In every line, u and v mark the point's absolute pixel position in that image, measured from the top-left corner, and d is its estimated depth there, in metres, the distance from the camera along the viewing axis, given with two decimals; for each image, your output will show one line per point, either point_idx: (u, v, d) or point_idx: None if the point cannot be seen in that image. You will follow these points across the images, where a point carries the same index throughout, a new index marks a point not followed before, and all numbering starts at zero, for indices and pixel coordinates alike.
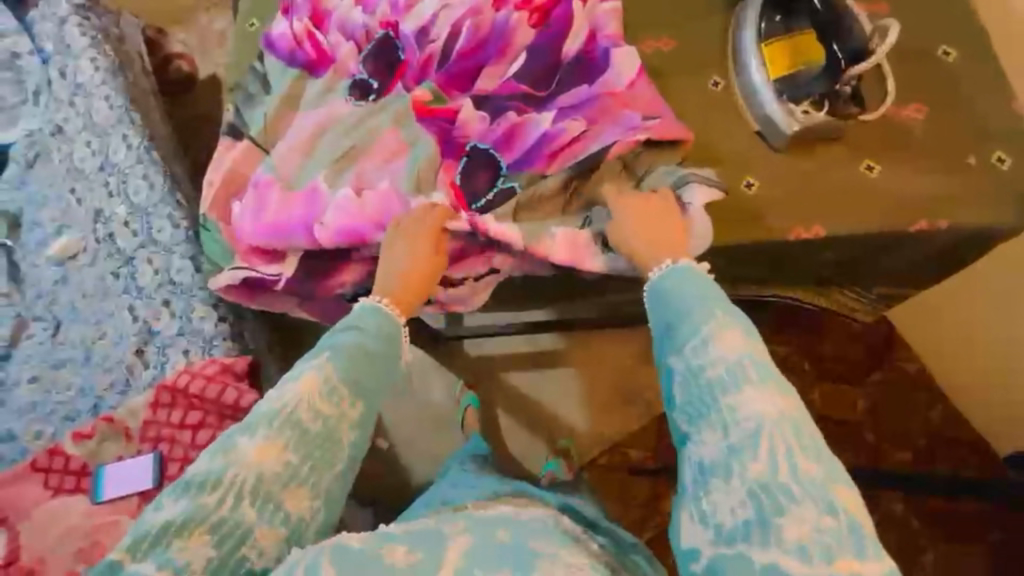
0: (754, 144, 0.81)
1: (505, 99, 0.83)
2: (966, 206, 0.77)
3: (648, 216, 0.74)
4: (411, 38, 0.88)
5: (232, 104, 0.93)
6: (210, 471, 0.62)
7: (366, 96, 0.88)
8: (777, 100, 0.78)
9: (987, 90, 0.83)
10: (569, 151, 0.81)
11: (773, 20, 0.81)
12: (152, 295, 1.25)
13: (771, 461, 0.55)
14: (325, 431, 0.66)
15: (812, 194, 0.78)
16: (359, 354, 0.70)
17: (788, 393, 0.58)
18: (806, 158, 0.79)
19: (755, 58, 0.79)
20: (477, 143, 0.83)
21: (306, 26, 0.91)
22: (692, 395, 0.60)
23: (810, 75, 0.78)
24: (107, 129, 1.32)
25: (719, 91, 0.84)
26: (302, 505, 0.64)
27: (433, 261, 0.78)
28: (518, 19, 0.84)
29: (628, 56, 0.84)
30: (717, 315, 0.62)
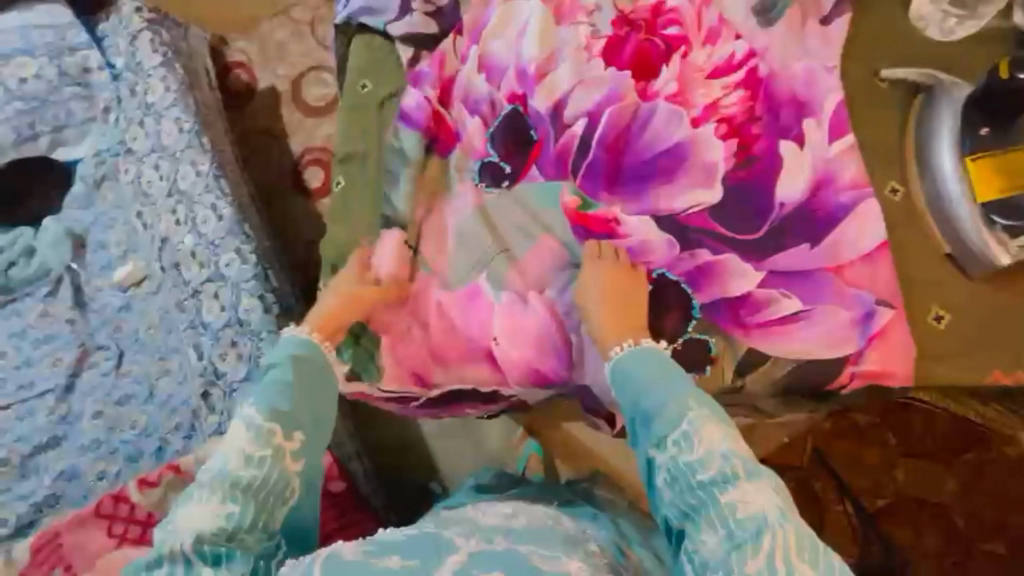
0: (944, 269, 0.71)
1: (653, 197, 0.77)
2: None
3: (616, 295, 0.74)
4: (544, 116, 0.81)
5: (342, 176, 0.89)
6: (157, 546, 0.62)
7: (498, 181, 0.83)
8: (985, 225, 0.69)
9: None
10: (751, 270, 0.73)
11: (978, 133, 0.70)
12: (218, 333, 1.20)
13: (771, 564, 0.55)
14: (263, 474, 0.66)
15: (997, 334, 0.69)
16: (274, 391, 0.71)
17: (781, 491, 0.59)
18: (1003, 290, 0.70)
19: (953, 174, 0.70)
20: (664, 271, 0.75)
21: (434, 98, 0.87)
22: (686, 493, 0.62)
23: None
24: (177, 153, 1.26)
25: (899, 200, 0.73)
26: (257, 546, 0.64)
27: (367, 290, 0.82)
28: (675, 112, 0.78)
29: (801, 159, 0.74)
30: (698, 408, 0.64)
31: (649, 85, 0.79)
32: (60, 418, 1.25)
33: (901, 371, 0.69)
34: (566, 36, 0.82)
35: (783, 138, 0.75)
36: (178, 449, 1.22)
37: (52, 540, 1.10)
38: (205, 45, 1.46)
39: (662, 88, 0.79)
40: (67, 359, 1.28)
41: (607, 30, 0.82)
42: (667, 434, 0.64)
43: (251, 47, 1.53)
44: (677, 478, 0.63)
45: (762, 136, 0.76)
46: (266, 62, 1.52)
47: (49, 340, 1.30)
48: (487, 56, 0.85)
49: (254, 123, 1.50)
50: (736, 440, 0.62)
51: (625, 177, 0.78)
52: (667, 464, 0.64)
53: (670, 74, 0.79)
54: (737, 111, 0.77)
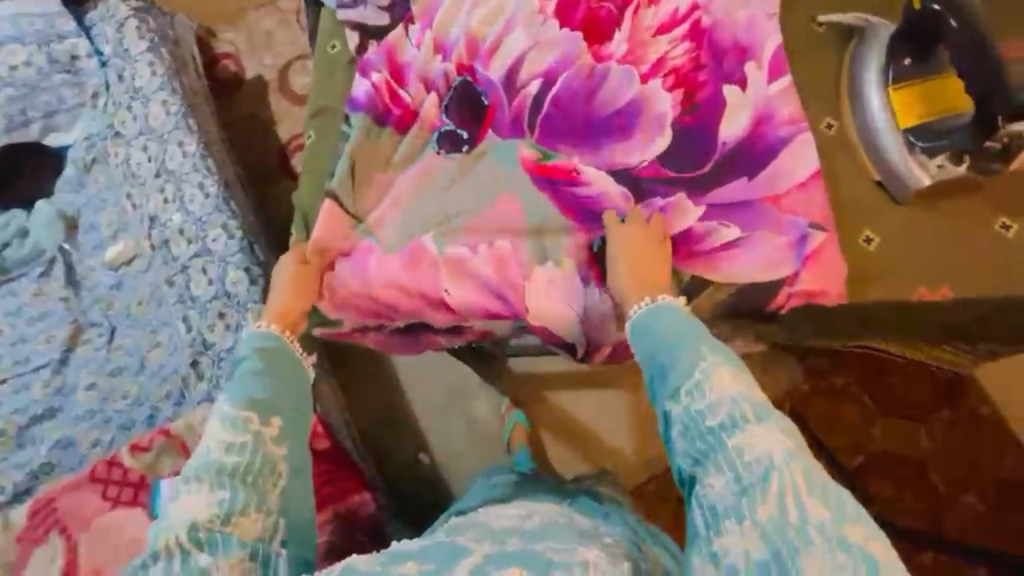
0: (873, 195, 0.75)
1: (609, 150, 0.81)
2: None
3: (637, 254, 0.76)
4: (497, 83, 0.85)
5: (312, 131, 0.93)
6: (150, 547, 0.66)
7: (458, 147, 0.86)
8: (906, 150, 0.73)
9: None
10: (693, 207, 0.77)
11: (901, 64, 0.75)
12: (206, 305, 1.25)
13: (779, 501, 0.58)
14: (246, 459, 0.70)
15: (935, 252, 0.72)
16: (252, 378, 0.75)
17: (791, 434, 0.62)
18: (927, 215, 0.73)
19: (879, 105, 0.75)
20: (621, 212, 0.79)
21: (385, 78, 0.89)
22: (697, 439, 0.65)
23: (950, 125, 0.72)
24: (165, 134, 1.32)
25: (835, 133, 0.77)
26: (254, 527, 0.68)
27: (309, 274, 0.86)
28: (627, 69, 0.82)
29: (742, 101, 0.79)
30: (709, 357, 0.67)
31: (603, 47, 0.83)
32: (53, 390, 1.29)
33: (834, 291, 0.73)
34: (519, 3, 0.86)
35: (726, 84, 0.80)
36: (167, 416, 1.27)
37: (49, 504, 1.14)
38: (192, 33, 1.51)
39: (615, 49, 0.83)
40: (60, 336, 1.32)
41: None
42: (680, 384, 0.67)
43: (238, 37, 1.59)
44: (689, 426, 0.66)
45: (707, 84, 0.80)
46: (253, 51, 1.59)
47: (42, 318, 1.34)
48: (442, 39, 0.88)
49: (242, 109, 1.56)
50: (748, 386, 0.65)
51: (581, 132, 0.82)
52: (680, 414, 0.67)
53: (622, 34, 0.83)
54: (684, 66, 0.81)
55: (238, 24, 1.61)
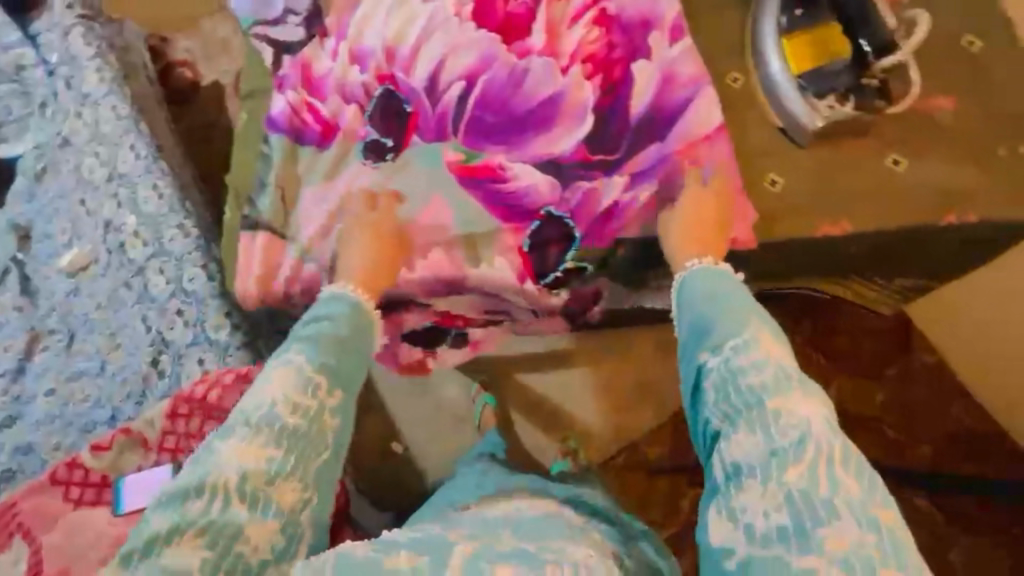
0: (774, 140, 0.80)
1: (533, 143, 0.84)
2: (972, 189, 0.75)
3: (699, 221, 0.79)
4: (420, 88, 0.87)
5: (244, 114, 0.93)
6: (195, 478, 0.65)
7: (382, 155, 0.87)
8: (800, 95, 0.77)
9: (1015, 79, 0.79)
10: (618, 183, 0.82)
11: (793, 13, 0.78)
12: (165, 305, 1.29)
13: (811, 467, 0.60)
14: (304, 425, 0.71)
15: (833, 191, 0.77)
16: (330, 344, 0.76)
17: (829, 411, 0.64)
18: (823, 155, 0.78)
19: (775, 56, 0.78)
20: (551, 208, 0.83)
21: (301, 95, 0.90)
22: (734, 396, 0.67)
23: (838, 68, 0.76)
24: (116, 140, 1.33)
25: (739, 87, 0.83)
26: (293, 495, 0.68)
27: (388, 227, 0.86)
28: (547, 64, 0.85)
29: (651, 68, 0.83)
30: (759, 324, 0.70)
31: (522, 43, 0.86)
32: (12, 399, 1.26)
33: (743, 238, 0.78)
34: (437, 10, 0.89)
35: (639, 57, 0.84)
36: (128, 415, 1.27)
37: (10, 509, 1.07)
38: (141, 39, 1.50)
39: (535, 44, 0.86)
40: (18, 344, 1.29)
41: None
42: (724, 340, 0.70)
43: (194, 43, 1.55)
44: (727, 381, 0.68)
45: (621, 61, 0.84)
46: (209, 60, 1.53)
47: None
48: (357, 48, 0.90)
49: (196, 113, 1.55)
50: (793, 361, 0.68)
51: (505, 129, 0.84)
52: (719, 368, 0.69)
53: (539, 26, 0.86)
54: (599, 50, 0.84)
55: (191, 31, 1.58)
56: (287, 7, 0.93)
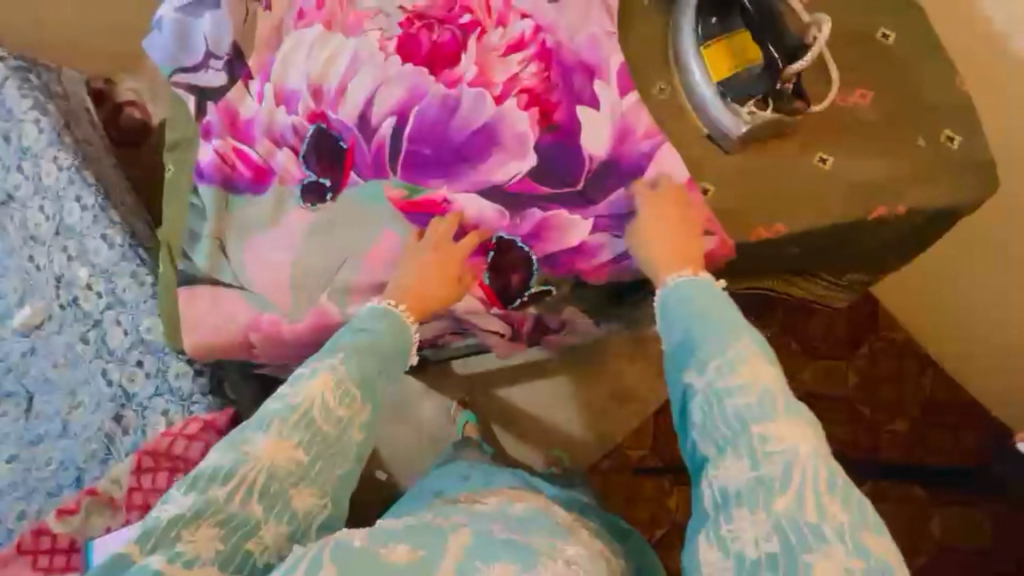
0: (703, 149, 0.80)
1: (472, 173, 0.83)
2: (896, 181, 0.76)
3: (683, 249, 0.77)
4: (352, 125, 0.86)
5: (172, 165, 0.91)
6: (226, 464, 0.69)
7: (322, 198, 0.86)
8: (723, 103, 0.78)
9: (930, 69, 0.80)
10: (577, 219, 0.81)
11: (709, 22, 0.80)
12: (125, 356, 1.23)
13: (798, 494, 0.62)
14: (337, 432, 0.74)
15: (772, 196, 0.78)
16: (371, 352, 0.80)
17: (816, 435, 0.66)
18: (752, 159, 0.79)
19: (696, 65, 0.79)
20: (503, 234, 0.83)
21: (229, 141, 0.88)
22: (721, 420, 0.67)
23: (753, 74, 0.79)
24: (60, 192, 1.29)
25: (666, 96, 0.82)
26: (311, 499, 0.73)
27: (451, 260, 0.84)
28: (478, 92, 0.84)
29: (580, 87, 0.83)
30: (747, 346, 0.70)
31: (450, 71, 0.85)
32: None
33: (720, 251, 0.79)
34: (362, 44, 0.88)
35: (571, 78, 0.83)
36: (94, 476, 1.19)
37: None
38: (83, 87, 1.46)
39: (463, 71, 0.85)
40: None
41: (396, 29, 0.88)
42: (711, 361, 0.69)
43: (140, 83, 1.54)
44: (713, 404, 0.68)
45: (551, 82, 0.83)
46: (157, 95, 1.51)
47: None
48: (283, 88, 0.89)
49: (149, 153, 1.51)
50: (782, 382, 0.69)
51: (446, 161, 0.84)
52: (703, 387, 0.69)
53: (465, 54, 0.86)
54: (529, 74, 0.84)
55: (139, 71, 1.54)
56: (209, 52, 0.90)
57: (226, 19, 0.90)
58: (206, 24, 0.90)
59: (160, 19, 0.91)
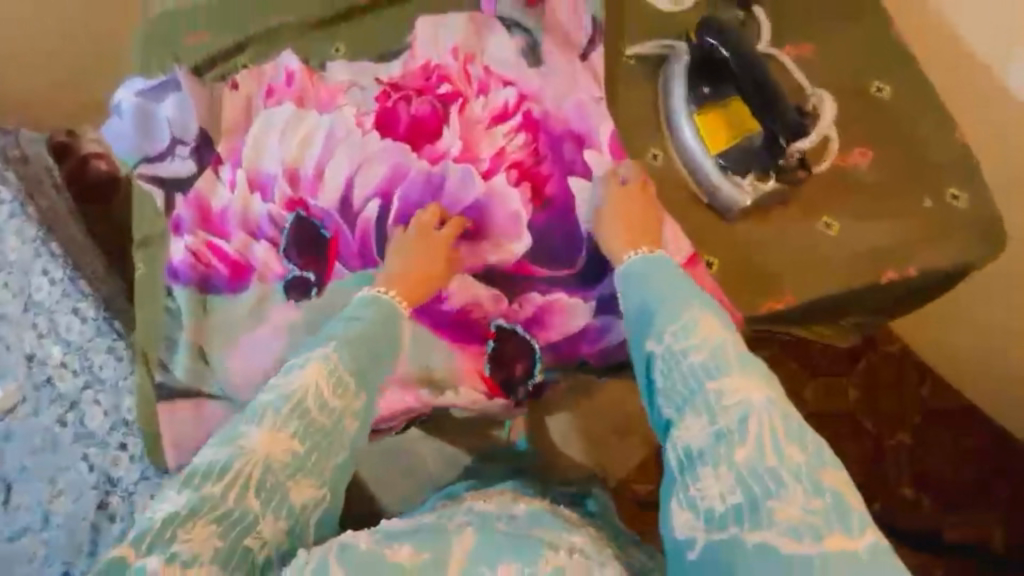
0: (706, 220, 0.77)
1: (466, 256, 0.80)
2: (905, 243, 0.74)
3: (632, 213, 0.75)
4: (334, 212, 0.82)
5: (141, 265, 0.86)
6: (220, 460, 0.58)
7: (307, 293, 0.82)
8: (722, 174, 0.75)
9: (933, 122, 0.77)
10: (578, 302, 0.80)
11: (701, 91, 0.78)
12: (107, 439, 1.16)
13: (756, 444, 0.57)
14: (332, 421, 0.63)
15: (780, 266, 0.75)
16: (362, 342, 0.68)
17: (770, 382, 0.61)
18: (757, 228, 0.76)
19: (691, 133, 0.77)
20: (501, 321, 0.80)
21: (202, 237, 0.83)
22: (678, 380, 0.63)
23: (754, 144, 0.75)
24: (25, 267, 1.21)
25: (661, 165, 0.79)
26: (310, 491, 0.61)
27: (435, 243, 0.77)
28: (466, 168, 0.80)
29: (569, 158, 0.80)
30: (696, 304, 0.65)
31: (434, 148, 0.81)
32: None
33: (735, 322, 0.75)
34: (336, 121, 0.84)
35: (560, 149, 0.80)
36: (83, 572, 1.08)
37: None
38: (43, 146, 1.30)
39: (449, 148, 0.81)
40: None
41: (372, 104, 0.84)
42: (666, 326, 0.65)
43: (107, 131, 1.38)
44: (671, 365, 0.63)
45: (541, 153, 0.80)
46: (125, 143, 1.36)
47: None
48: (257, 174, 0.84)
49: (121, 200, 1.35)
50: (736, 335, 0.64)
51: None
52: (662, 353, 0.65)
53: (450, 128, 0.82)
54: (518, 148, 0.80)
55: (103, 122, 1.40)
56: (175, 138, 0.85)
57: (190, 102, 0.86)
58: (169, 108, 0.85)
59: (118, 104, 0.85)
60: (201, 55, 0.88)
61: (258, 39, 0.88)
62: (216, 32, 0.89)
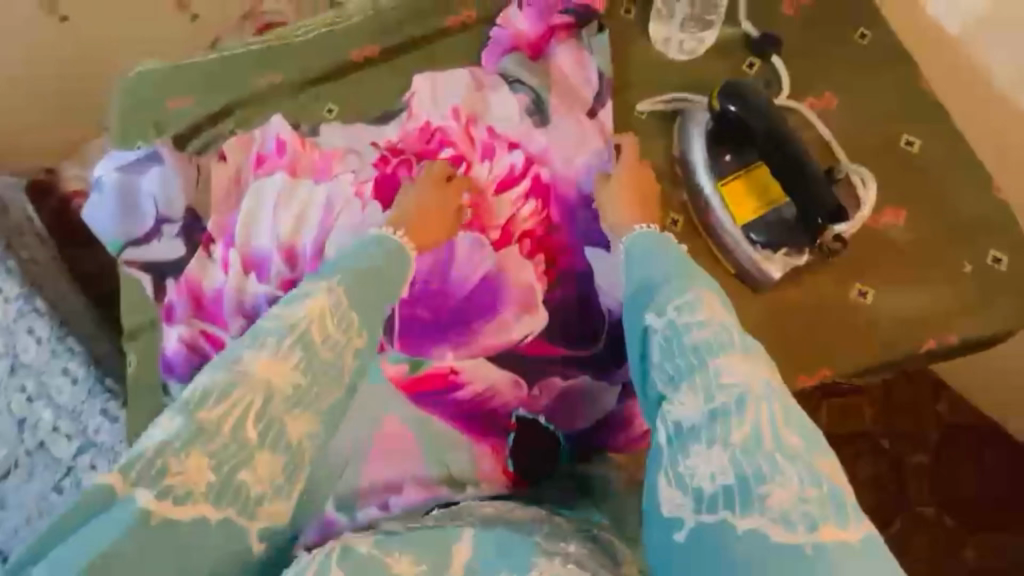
0: (737, 289, 0.80)
1: (484, 336, 0.77)
2: (948, 306, 0.82)
3: (636, 189, 0.77)
4: None
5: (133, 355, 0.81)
6: (215, 387, 0.52)
7: None
8: (748, 244, 0.78)
9: (958, 182, 0.85)
10: (603, 386, 0.79)
11: (723, 158, 0.79)
12: None
13: (754, 427, 0.56)
14: (337, 355, 0.56)
15: (829, 339, 0.80)
16: (367, 277, 0.61)
17: (769, 369, 0.60)
18: (805, 296, 0.80)
19: (716, 202, 0.78)
20: (520, 411, 0.77)
21: (196, 326, 0.79)
22: (677, 356, 0.61)
23: (783, 213, 0.77)
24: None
25: (680, 231, 0.80)
26: (306, 428, 0.54)
27: (447, 188, 0.75)
28: (475, 239, 0.77)
29: (584, 224, 0.79)
30: (698, 283, 0.65)
31: None
32: None
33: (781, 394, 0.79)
34: (333, 190, 0.78)
35: (570, 214, 0.79)
36: None
37: None
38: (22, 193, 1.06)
39: None
40: None
41: (370, 171, 0.79)
42: (669, 300, 0.63)
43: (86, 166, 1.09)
44: (672, 341, 0.61)
45: (554, 220, 0.79)
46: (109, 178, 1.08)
47: None
48: (249, 253, 0.78)
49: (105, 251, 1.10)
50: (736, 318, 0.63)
51: (452, 327, 0.76)
52: (662, 327, 0.63)
53: (460, 198, 0.77)
54: (530, 219, 0.79)
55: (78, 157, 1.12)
56: (160, 215, 0.79)
57: (176, 177, 0.79)
58: (152, 184, 0.79)
59: (99, 179, 0.79)
60: (180, 125, 0.81)
61: (246, 102, 0.82)
62: (197, 100, 0.81)
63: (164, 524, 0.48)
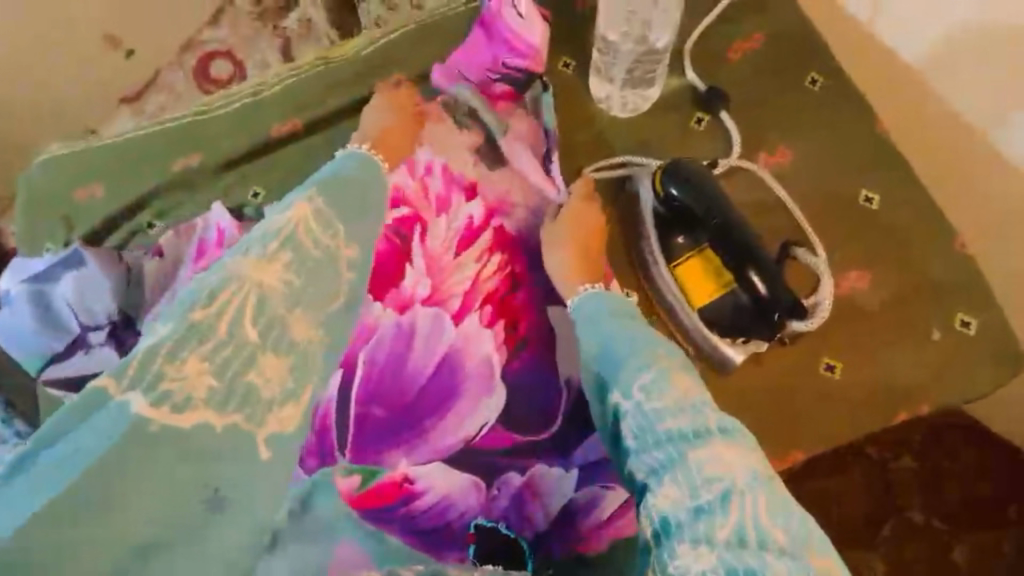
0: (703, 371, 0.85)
1: (448, 419, 0.75)
2: (919, 372, 0.86)
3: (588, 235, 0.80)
4: None
5: None
6: (209, 285, 0.55)
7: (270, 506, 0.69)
8: (707, 328, 0.82)
9: (926, 244, 0.90)
10: (559, 473, 0.76)
11: (677, 241, 0.83)
12: None
13: (739, 523, 0.57)
14: (324, 253, 0.61)
15: (805, 413, 0.84)
16: (347, 190, 0.67)
17: (755, 453, 0.61)
18: (776, 374, 0.85)
19: (670, 284, 0.83)
20: (477, 519, 0.73)
21: None
22: (654, 446, 0.62)
23: (737, 299, 0.80)
24: None
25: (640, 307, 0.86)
26: (306, 333, 0.58)
27: (409, 111, 0.84)
28: (436, 314, 0.78)
29: (545, 288, 0.82)
30: (666, 360, 0.66)
31: (403, 295, 0.78)
32: None
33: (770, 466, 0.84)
34: None
35: (532, 272, 0.83)
36: None
37: None
38: None
39: (416, 292, 0.78)
40: None
41: None
42: (635, 382, 0.65)
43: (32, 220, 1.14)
44: (644, 428, 0.63)
45: (515, 289, 0.81)
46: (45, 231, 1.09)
47: None
48: None
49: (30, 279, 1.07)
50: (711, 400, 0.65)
51: (403, 427, 0.74)
52: (632, 410, 0.64)
53: (418, 274, 0.79)
54: (495, 282, 0.81)
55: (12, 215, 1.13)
56: (85, 324, 0.78)
57: (94, 281, 0.79)
58: (67, 290, 0.78)
59: (8, 294, 0.78)
60: (94, 221, 0.87)
61: (170, 188, 0.88)
62: (116, 188, 0.87)
63: (164, 432, 0.49)
